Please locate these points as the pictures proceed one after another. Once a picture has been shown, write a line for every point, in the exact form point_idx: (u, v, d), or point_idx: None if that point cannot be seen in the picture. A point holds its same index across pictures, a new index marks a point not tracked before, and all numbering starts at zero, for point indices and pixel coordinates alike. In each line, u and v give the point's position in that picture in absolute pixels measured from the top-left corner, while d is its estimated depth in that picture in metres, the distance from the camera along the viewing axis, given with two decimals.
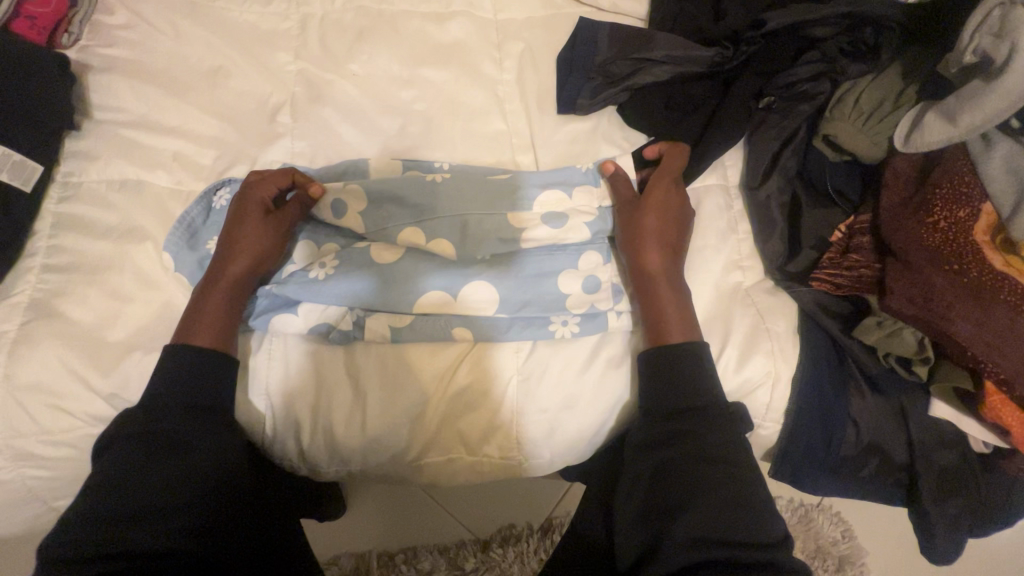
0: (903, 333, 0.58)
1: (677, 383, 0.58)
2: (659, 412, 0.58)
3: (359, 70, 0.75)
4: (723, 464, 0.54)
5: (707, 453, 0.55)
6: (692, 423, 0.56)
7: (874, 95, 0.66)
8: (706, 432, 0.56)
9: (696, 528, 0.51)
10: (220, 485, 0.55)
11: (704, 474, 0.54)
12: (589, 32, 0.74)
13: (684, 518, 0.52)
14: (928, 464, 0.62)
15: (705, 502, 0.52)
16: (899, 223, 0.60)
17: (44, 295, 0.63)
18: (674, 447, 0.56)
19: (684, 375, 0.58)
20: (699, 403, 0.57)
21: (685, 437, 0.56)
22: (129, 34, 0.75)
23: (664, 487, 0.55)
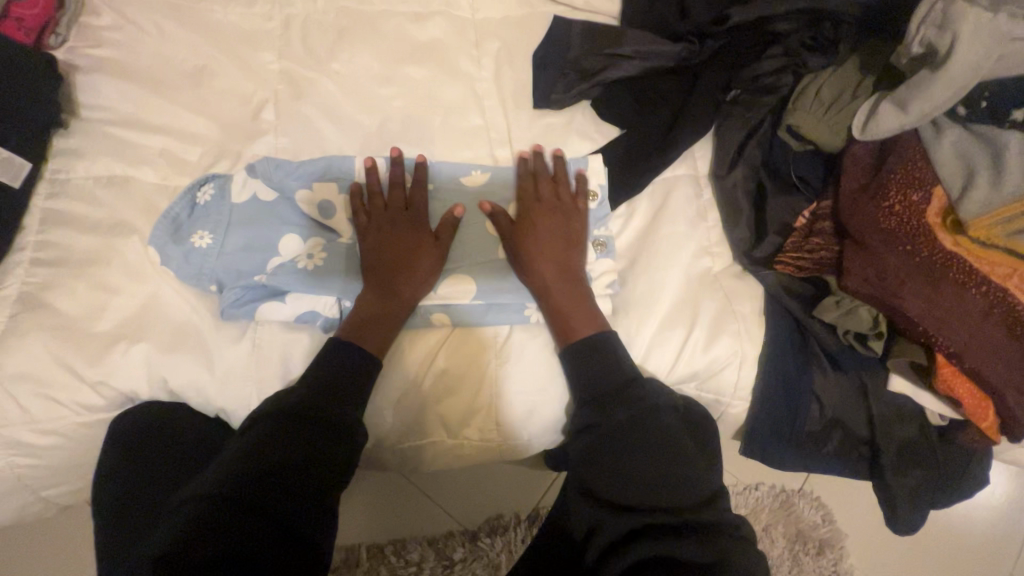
0: (859, 309, 0.62)
1: (604, 372, 0.61)
2: (587, 397, 0.60)
3: (340, 68, 0.77)
4: (658, 435, 0.58)
5: (639, 426, 0.58)
6: (626, 402, 0.59)
7: (833, 87, 0.69)
8: (635, 408, 0.59)
9: (626, 498, 0.55)
10: (243, 471, 0.52)
11: (641, 443, 0.57)
12: (562, 30, 0.77)
13: (622, 490, 0.56)
14: (888, 436, 0.66)
15: (640, 471, 0.56)
16: (857, 207, 0.62)
17: (33, 288, 0.65)
18: (605, 425, 0.59)
19: (600, 366, 0.61)
20: (628, 382, 0.60)
21: (622, 413, 0.59)
22: (115, 36, 0.77)
23: (605, 461, 0.58)
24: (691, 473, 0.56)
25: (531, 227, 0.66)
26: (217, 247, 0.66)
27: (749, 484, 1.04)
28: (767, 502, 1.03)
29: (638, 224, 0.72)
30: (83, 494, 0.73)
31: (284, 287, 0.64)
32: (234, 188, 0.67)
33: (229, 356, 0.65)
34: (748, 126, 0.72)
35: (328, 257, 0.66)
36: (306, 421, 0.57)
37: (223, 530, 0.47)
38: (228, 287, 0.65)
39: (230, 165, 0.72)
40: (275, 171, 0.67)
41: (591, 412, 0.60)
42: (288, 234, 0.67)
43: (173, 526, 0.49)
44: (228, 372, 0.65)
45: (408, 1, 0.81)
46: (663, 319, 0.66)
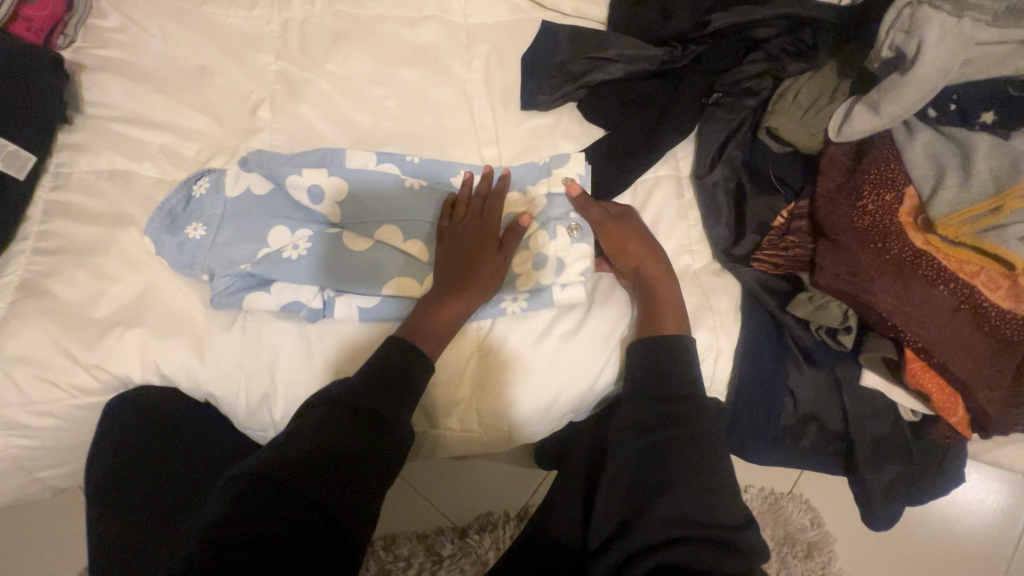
0: (831, 305, 0.63)
1: (668, 377, 0.61)
2: (651, 402, 0.60)
3: (335, 69, 0.80)
4: (704, 453, 0.57)
5: (686, 442, 0.58)
6: (687, 409, 0.59)
7: (812, 90, 0.71)
8: (689, 422, 0.58)
9: (680, 508, 0.55)
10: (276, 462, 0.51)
11: (701, 455, 0.57)
12: (550, 35, 0.79)
13: (680, 499, 0.55)
14: (864, 432, 0.67)
15: (679, 485, 0.56)
16: (832, 206, 0.64)
17: (34, 276, 0.67)
18: (657, 436, 0.58)
19: (670, 369, 0.61)
20: (688, 397, 0.60)
21: (672, 425, 0.58)
22: (121, 37, 0.80)
23: (646, 470, 0.58)
24: (727, 494, 0.56)
25: (647, 242, 0.69)
26: (210, 239, 0.68)
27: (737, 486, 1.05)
28: (755, 503, 1.04)
29: None
30: (79, 478, 0.75)
31: (269, 275, 0.66)
32: (229, 182, 0.70)
33: (217, 343, 0.67)
34: (729, 126, 0.73)
35: (313, 247, 0.68)
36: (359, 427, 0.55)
37: (258, 516, 0.48)
38: (218, 275, 0.67)
39: (227, 161, 0.75)
40: (269, 163, 0.70)
41: (645, 417, 0.60)
42: (278, 227, 0.69)
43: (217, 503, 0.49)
44: (216, 359, 0.67)
45: (403, 5, 0.83)
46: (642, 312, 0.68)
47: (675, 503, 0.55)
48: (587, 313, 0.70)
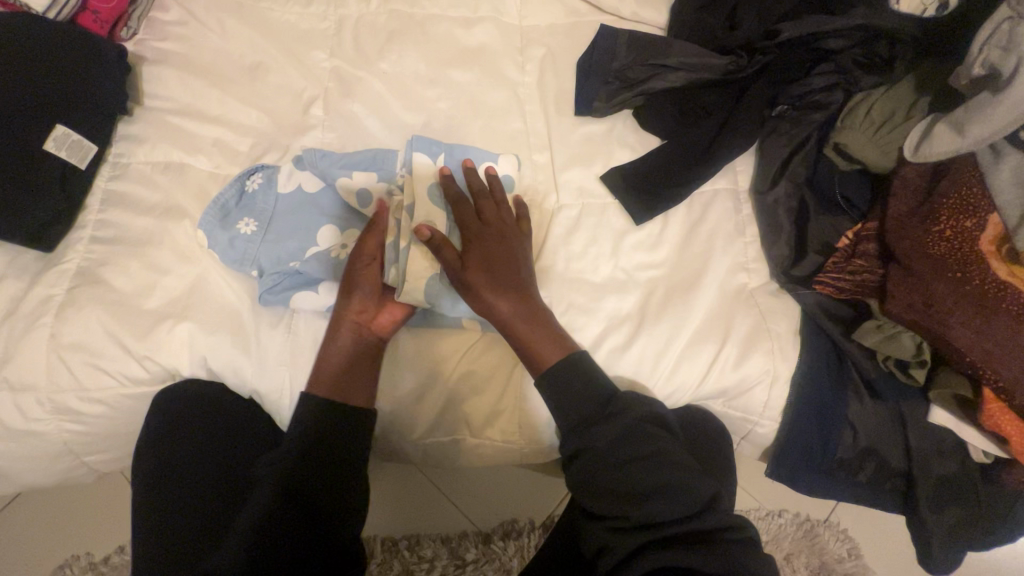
0: (903, 337, 0.60)
1: (583, 394, 0.60)
2: (569, 424, 0.60)
3: (388, 68, 0.80)
4: (646, 457, 0.57)
5: (621, 453, 0.58)
6: (619, 416, 0.59)
7: (886, 106, 0.67)
8: (613, 433, 0.58)
9: (651, 514, 0.55)
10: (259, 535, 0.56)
11: (649, 452, 0.57)
12: (608, 39, 0.77)
13: (646, 506, 0.55)
14: (927, 470, 0.63)
15: (637, 495, 0.56)
16: (904, 231, 0.60)
17: (91, 264, 0.68)
18: (592, 453, 0.58)
19: (577, 386, 0.60)
20: (595, 407, 0.59)
21: (604, 442, 0.58)
22: (181, 30, 0.81)
23: (597, 488, 0.57)
24: (684, 484, 0.56)
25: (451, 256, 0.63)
26: (260, 235, 0.69)
27: (772, 509, 1.00)
28: (790, 529, 0.99)
29: (673, 234, 0.71)
30: (121, 463, 0.77)
31: (322, 275, 0.67)
32: (282, 179, 0.71)
33: (267, 340, 0.67)
34: (793, 142, 0.71)
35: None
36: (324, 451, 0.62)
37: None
38: (267, 272, 0.67)
39: (278, 157, 0.75)
40: (322, 163, 0.69)
41: (582, 439, 0.58)
42: (328, 225, 0.69)
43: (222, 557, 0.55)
44: (263, 357, 0.67)
45: (458, 6, 0.82)
46: (694, 333, 0.66)
47: (642, 514, 0.55)
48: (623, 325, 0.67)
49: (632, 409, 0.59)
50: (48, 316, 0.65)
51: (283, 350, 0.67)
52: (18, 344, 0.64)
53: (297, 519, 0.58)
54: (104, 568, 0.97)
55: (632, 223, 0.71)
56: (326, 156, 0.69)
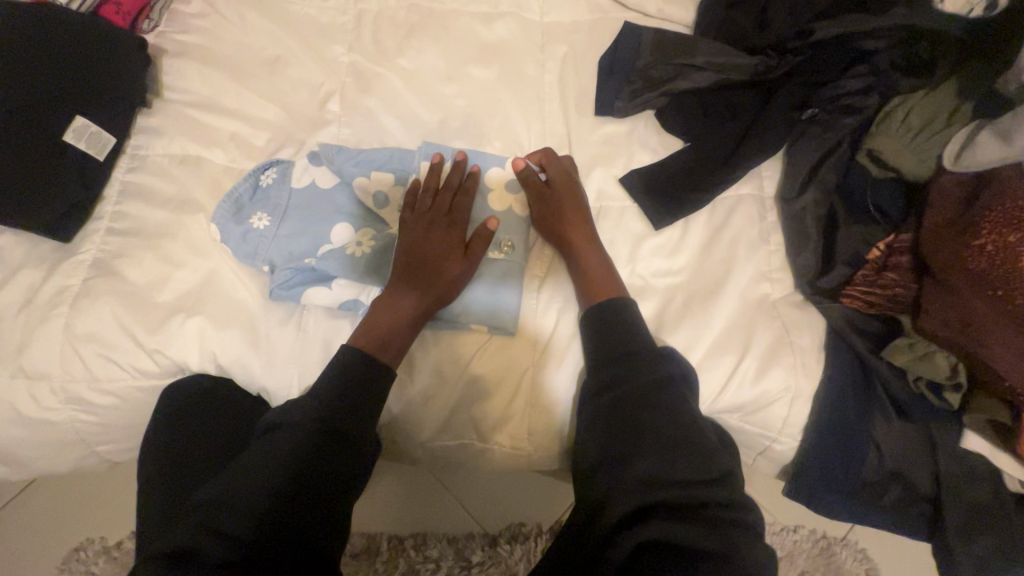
0: (937, 357, 0.56)
1: (619, 338, 0.60)
2: (598, 360, 0.60)
3: (407, 64, 0.78)
4: (667, 409, 0.56)
5: (649, 403, 0.57)
6: (641, 362, 0.58)
7: (926, 110, 0.63)
8: (648, 380, 0.57)
9: (654, 469, 0.53)
10: (271, 497, 0.54)
11: (665, 406, 0.56)
12: (633, 37, 0.74)
13: (656, 463, 0.54)
14: (958, 497, 0.60)
15: (656, 441, 0.55)
16: (942, 244, 0.58)
17: (107, 256, 0.69)
18: (619, 393, 0.58)
19: (618, 335, 0.60)
20: (636, 351, 0.59)
21: (634, 386, 0.57)
22: (202, 23, 0.81)
23: (614, 428, 0.57)
24: (694, 444, 0.54)
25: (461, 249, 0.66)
26: (273, 230, 0.68)
27: (787, 525, 0.97)
28: (805, 546, 0.96)
29: (694, 240, 0.68)
30: (132, 454, 0.77)
31: (332, 271, 0.65)
32: (295, 173, 0.71)
33: (275, 336, 0.67)
34: (824, 147, 0.68)
35: (372, 248, 0.67)
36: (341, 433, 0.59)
37: (259, 544, 0.51)
38: (280, 267, 0.66)
39: (294, 152, 0.75)
40: (335, 157, 0.69)
41: (604, 381, 0.59)
42: (342, 223, 0.68)
43: (229, 515, 0.52)
44: (271, 354, 0.67)
45: (479, 1, 0.81)
46: (713, 343, 0.63)
47: (650, 462, 0.54)
48: None
49: (670, 372, 0.58)
50: (64, 306, 0.66)
51: (292, 348, 0.67)
52: (35, 333, 0.65)
53: (303, 503, 0.55)
54: (118, 553, 0.99)
55: (651, 228, 0.69)
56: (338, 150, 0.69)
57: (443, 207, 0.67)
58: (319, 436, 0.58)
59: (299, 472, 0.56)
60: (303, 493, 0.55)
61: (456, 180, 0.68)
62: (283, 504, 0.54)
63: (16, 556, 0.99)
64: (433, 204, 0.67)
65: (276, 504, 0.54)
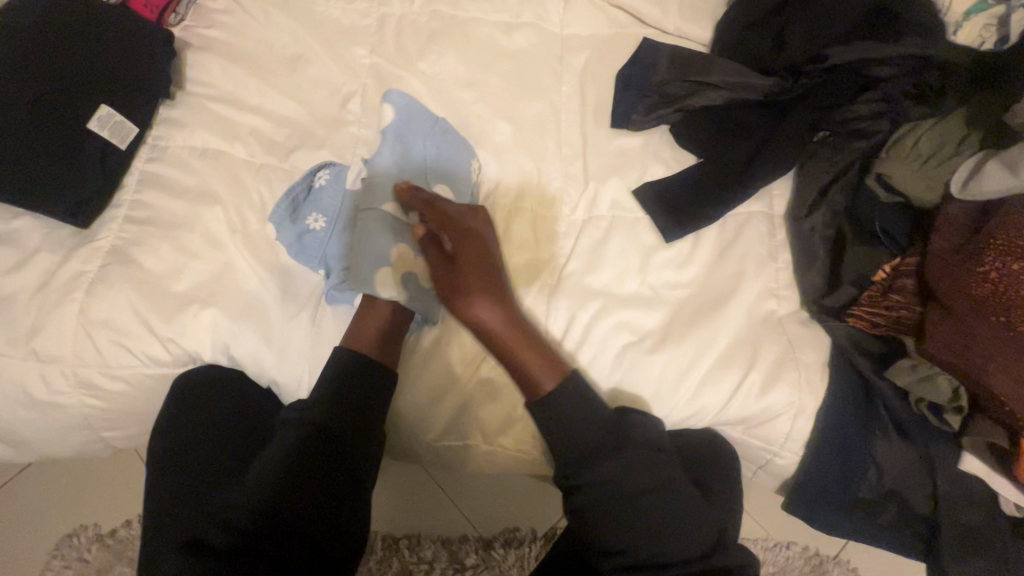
0: (938, 379, 0.58)
1: (588, 421, 0.59)
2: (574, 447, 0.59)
3: (427, 69, 0.80)
4: (653, 486, 0.58)
5: (643, 488, 0.57)
6: (633, 450, 0.59)
7: (934, 138, 0.65)
8: (631, 474, 0.58)
9: (658, 541, 0.56)
10: (274, 496, 0.58)
11: (666, 476, 0.59)
12: (651, 52, 0.75)
13: (656, 534, 0.57)
14: (955, 518, 0.61)
15: (658, 517, 0.57)
16: (949, 269, 0.59)
17: (124, 243, 0.69)
18: (605, 483, 0.58)
19: (569, 412, 0.59)
20: (629, 434, 0.59)
21: (615, 473, 0.58)
22: (228, 19, 0.82)
23: (604, 527, 0.57)
24: (684, 509, 0.58)
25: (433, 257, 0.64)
26: (329, 231, 0.69)
27: (780, 541, 0.97)
28: (798, 563, 0.97)
29: (704, 254, 0.70)
30: (137, 442, 0.78)
31: None
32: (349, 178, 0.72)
33: (287, 331, 0.68)
34: (835, 169, 0.69)
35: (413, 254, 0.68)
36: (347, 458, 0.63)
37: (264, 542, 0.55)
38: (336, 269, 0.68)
39: (314, 150, 0.76)
40: (388, 161, 0.71)
41: (580, 467, 0.58)
42: None
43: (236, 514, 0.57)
44: (281, 348, 0.68)
45: (501, 10, 0.82)
46: (719, 357, 0.64)
47: (649, 545, 0.56)
48: (649, 336, 0.66)
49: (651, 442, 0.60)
50: (80, 292, 0.67)
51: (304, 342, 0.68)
52: (51, 316, 0.66)
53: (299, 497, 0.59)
54: (111, 540, 0.99)
55: (661, 241, 0.70)
56: (393, 155, 0.71)
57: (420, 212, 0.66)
58: (319, 440, 0.62)
59: (298, 495, 0.59)
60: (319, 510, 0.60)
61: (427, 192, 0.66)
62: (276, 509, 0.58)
63: (13, 537, 0.99)
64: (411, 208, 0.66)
65: (276, 507, 0.58)
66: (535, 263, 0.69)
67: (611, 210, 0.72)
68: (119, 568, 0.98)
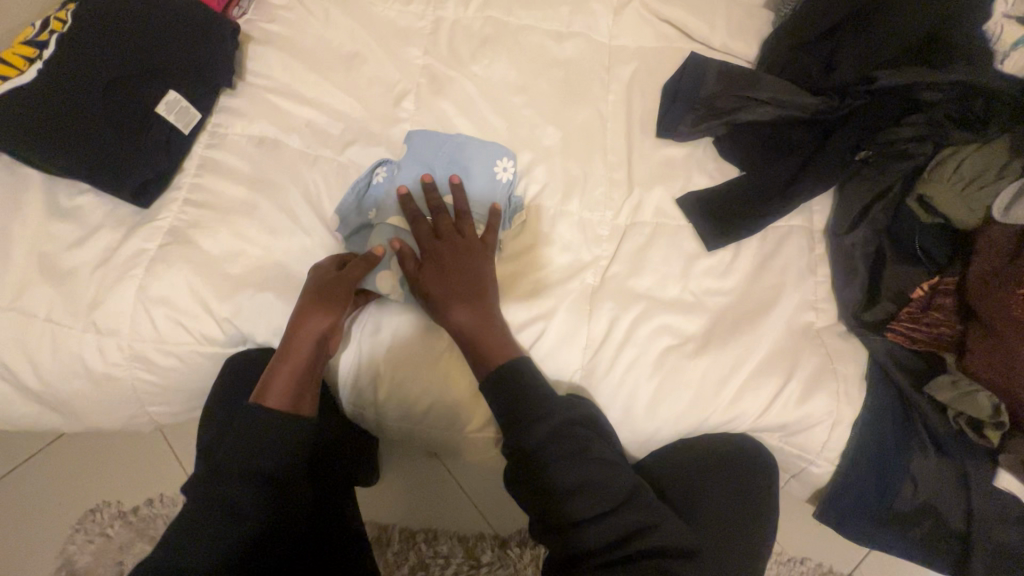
0: (979, 395, 0.60)
1: (571, 405, 0.62)
2: (510, 417, 0.61)
3: (479, 72, 0.82)
4: (578, 459, 0.59)
5: (579, 464, 0.59)
6: (580, 430, 0.61)
7: (976, 163, 0.66)
8: (562, 449, 0.59)
9: (591, 508, 0.58)
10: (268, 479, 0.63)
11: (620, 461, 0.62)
12: (697, 68, 0.78)
13: (592, 500, 0.58)
14: (986, 534, 0.63)
15: (597, 485, 0.59)
16: (988, 289, 0.61)
17: (183, 225, 0.72)
18: (549, 450, 0.60)
19: (518, 393, 0.61)
20: (581, 417, 0.61)
21: (557, 440, 0.60)
22: (288, 15, 0.84)
23: (538, 494, 0.60)
24: (618, 480, 0.59)
25: (418, 260, 0.67)
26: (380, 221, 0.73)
27: (794, 555, 0.94)
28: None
29: (745, 264, 0.72)
30: (178, 418, 0.80)
31: None
32: (403, 173, 0.73)
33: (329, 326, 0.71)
34: (878, 189, 0.71)
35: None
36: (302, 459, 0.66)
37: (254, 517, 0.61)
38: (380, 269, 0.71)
39: (367, 146, 0.78)
40: (414, 184, 0.74)
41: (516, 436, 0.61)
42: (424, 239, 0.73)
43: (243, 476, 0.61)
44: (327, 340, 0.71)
45: (553, 19, 0.84)
46: (758, 365, 0.66)
47: (580, 511, 0.58)
48: (689, 341, 0.68)
49: (584, 427, 0.61)
50: (140, 269, 0.69)
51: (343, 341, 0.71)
52: (111, 291, 0.68)
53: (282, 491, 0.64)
54: (133, 517, 1.01)
55: (703, 249, 0.72)
56: (417, 175, 0.73)
57: (414, 217, 0.69)
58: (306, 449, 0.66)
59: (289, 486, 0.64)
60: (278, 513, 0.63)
61: (431, 197, 0.69)
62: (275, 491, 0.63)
63: (39, 508, 1.01)
64: (409, 210, 0.69)
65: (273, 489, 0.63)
66: (579, 265, 0.72)
67: (655, 216, 0.74)
68: (139, 545, 1.00)
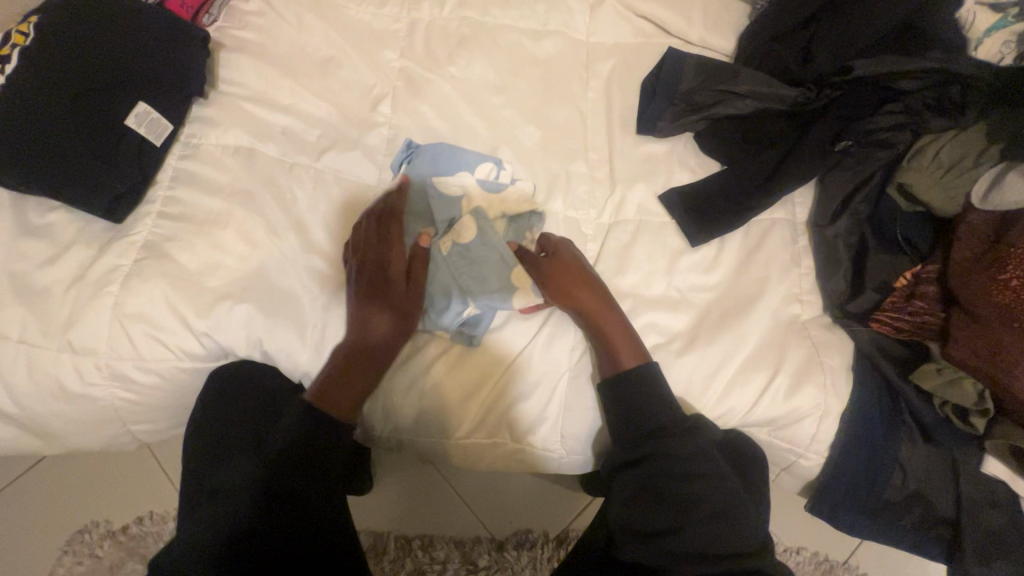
0: (964, 383, 0.60)
1: (648, 409, 0.63)
2: (630, 418, 0.64)
3: (457, 73, 0.81)
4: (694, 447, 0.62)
5: (680, 468, 0.61)
6: (690, 423, 0.63)
7: (955, 150, 0.66)
8: (675, 448, 0.61)
9: (699, 495, 0.60)
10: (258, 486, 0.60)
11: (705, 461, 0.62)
12: (675, 62, 0.77)
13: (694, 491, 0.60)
14: (975, 519, 0.63)
15: (699, 473, 0.61)
16: (970, 275, 0.62)
17: (158, 238, 0.70)
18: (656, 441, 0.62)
19: (649, 400, 0.63)
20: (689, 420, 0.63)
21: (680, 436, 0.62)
22: (259, 21, 0.83)
23: (649, 491, 0.61)
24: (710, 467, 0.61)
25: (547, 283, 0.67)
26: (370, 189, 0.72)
27: (789, 545, 0.94)
28: (807, 569, 0.93)
29: (730, 258, 0.71)
30: (162, 434, 0.79)
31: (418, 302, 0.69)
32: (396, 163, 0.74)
33: (309, 335, 0.71)
34: (857, 179, 0.71)
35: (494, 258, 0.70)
36: (316, 452, 0.64)
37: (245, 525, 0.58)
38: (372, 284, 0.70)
39: (346, 152, 0.77)
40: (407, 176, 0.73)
41: (638, 441, 0.63)
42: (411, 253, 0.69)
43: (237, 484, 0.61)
44: (305, 351, 0.71)
45: (530, 18, 0.83)
46: (745, 359, 0.66)
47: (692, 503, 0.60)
48: (675, 339, 0.68)
49: (691, 425, 0.63)
50: (115, 286, 0.67)
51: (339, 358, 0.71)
52: (85, 309, 0.66)
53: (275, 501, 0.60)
54: (123, 537, 0.99)
55: (687, 245, 0.72)
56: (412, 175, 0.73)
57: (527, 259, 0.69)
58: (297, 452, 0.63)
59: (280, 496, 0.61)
60: (272, 512, 0.60)
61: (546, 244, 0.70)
62: (265, 497, 0.60)
63: (25, 532, 0.99)
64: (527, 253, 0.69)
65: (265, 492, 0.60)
66: None
67: (639, 214, 0.74)
68: (131, 564, 0.98)
